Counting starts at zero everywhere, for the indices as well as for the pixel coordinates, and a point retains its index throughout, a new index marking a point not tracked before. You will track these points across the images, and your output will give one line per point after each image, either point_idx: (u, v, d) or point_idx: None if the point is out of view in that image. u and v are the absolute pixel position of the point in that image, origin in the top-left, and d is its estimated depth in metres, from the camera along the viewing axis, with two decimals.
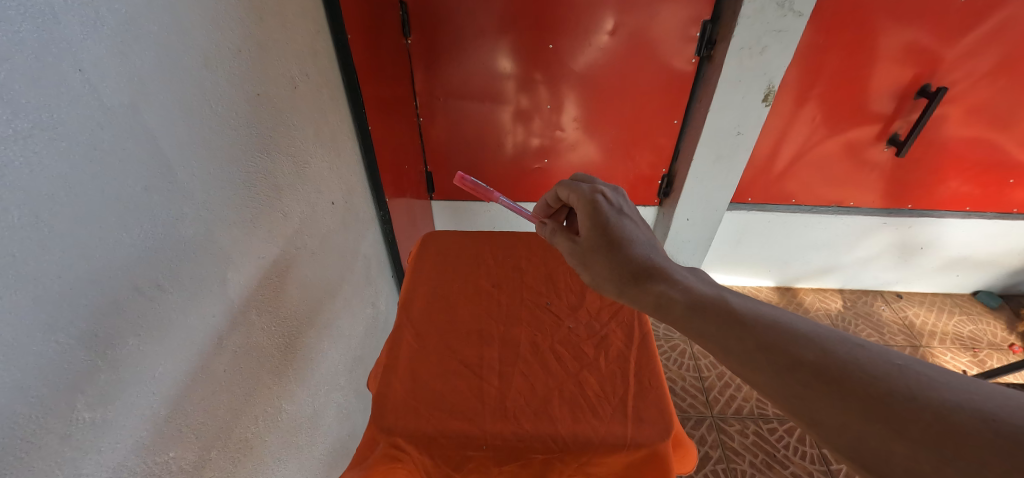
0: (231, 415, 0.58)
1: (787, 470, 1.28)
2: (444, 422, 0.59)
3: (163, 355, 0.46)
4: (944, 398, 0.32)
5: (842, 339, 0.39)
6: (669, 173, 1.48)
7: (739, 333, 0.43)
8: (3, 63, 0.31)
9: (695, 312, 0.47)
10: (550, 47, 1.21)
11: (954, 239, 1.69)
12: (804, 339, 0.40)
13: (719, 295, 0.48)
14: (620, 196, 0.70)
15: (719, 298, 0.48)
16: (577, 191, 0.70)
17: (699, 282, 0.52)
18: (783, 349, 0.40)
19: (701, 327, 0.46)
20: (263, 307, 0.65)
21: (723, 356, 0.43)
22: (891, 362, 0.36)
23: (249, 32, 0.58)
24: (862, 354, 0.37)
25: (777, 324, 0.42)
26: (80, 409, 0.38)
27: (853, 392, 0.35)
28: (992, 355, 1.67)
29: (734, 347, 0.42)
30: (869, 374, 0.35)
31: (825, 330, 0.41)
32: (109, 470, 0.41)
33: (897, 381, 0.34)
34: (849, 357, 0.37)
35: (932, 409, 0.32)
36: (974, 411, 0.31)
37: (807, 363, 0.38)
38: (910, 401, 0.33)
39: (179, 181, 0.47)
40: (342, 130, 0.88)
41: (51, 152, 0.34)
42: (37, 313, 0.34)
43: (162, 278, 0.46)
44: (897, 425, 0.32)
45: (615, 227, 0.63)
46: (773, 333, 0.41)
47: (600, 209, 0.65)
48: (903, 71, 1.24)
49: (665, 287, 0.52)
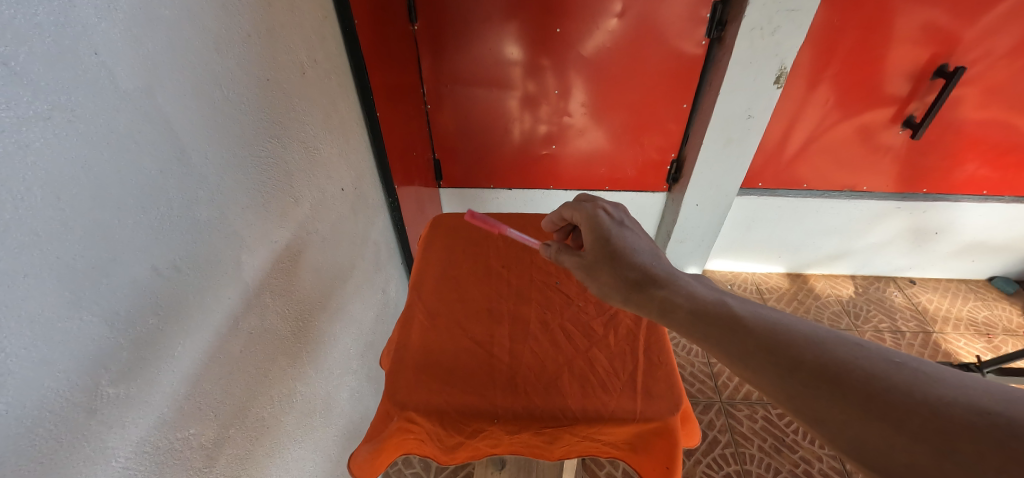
0: (246, 395, 0.60)
1: (796, 454, 1.29)
2: (456, 396, 0.59)
3: (182, 335, 0.48)
4: (942, 393, 0.32)
5: (839, 338, 0.38)
6: (679, 158, 1.47)
7: (740, 336, 0.42)
8: (20, 46, 0.31)
9: (696, 318, 0.46)
10: (557, 31, 1.20)
11: (971, 223, 1.66)
12: (800, 338, 0.39)
13: (720, 300, 0.47)
14: (621, 209, 0.69)
15: (721, 302, 0.47)
16: (579, 207, 0.70)
17: (702, 287, 0.51)
18: (784, 350, 0.39)
19: (701, 333, 0.45)
20: (277, 290, 0.66)
21: (727, 359, 0.43)
22: (889, 358, 0.35)
23: (258, 17, 0.58)
24: (861, 352, 0.37)
25: (776, 326, 0.41)
26: (104, 384, 0.39)
27: (852, 389, 0.35)
28: (1007, 340, 1.65)
29: (735, 350, 0.42)
30: (867, 372, 0.35)
31: (823, 330, 0.40)
32: (133, 445, 0.43)
33: (894, 375, 0.34)
34: (847, 356, 0.36)
35: (931, 405, 0.31)
36: (970, 405, 0.31)
37: (807, 363, 0.37)
38: (906, 395, 0.32)
39: (194, 165, 0.48)
40: (350, 116, 0.88)
41: (71, 134, 0.35)
42: (61, 291, 0.35)
43: (179, 260, 0.47)
44: (895, 421, 0.32)
45: (617, 238, 0.62)
46: (772, 334, 0.41)
47: (602, 224, 0.65)
48: (920, 51, 1.21)
49: (668, 292, 0.51)
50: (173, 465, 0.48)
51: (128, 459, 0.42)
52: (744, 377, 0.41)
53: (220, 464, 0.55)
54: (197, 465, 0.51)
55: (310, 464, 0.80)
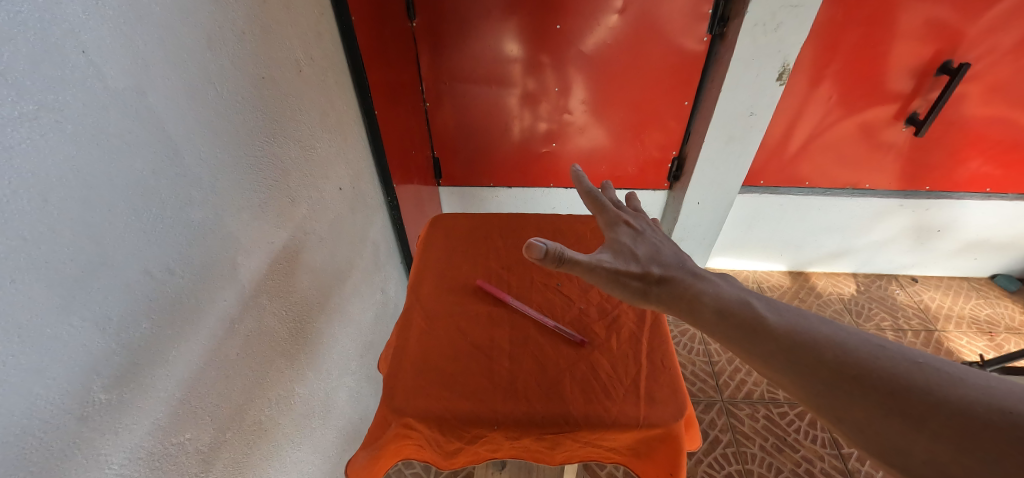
0: (244, 398, 0.59)
1: (798, 453, 1.28)
2: (455, 402, 0.59)
3: (177, 338, 0.47)
4: (962, 392, 0.34)
5: (862, 340, 0.41)
6: (680, 155, 1.45)
7: (764, 336, 0.44)
8: (5, 44, 0.30)
9: (721, 317, 0.48)
10: (557, 27, 1.18)
11: (973, 221, 1.65)
12: (825, 339, 0.41)
13: (743, 300, 0.48)
14: (640, 217, 0.70)
15: (745, 302, 0.48)
16: (599, 209, 0.70)
17: (727, 287, 0.52)
18: (808, 349, 0.41)
19: (726, 331, 0.47)
20: (274, 292, 0.65)
21: (751, 358, 0.45)
22: (912, 359, 0.37)
23: (253, 14, 0.57)
24: (882, 353, 0.39)
25: (801, 326, 0.44)
26: (96, 390, 0.39)
27: (875, 389, 0.37)
28: (1010, 338, 1.64)
29: (759, 350, 0.44)
30: (889, 372, 0.37)
31: (846, 332, 0.42)
32: (127, 451, 0.42)
33: (915, 376, 0.36)
34: (870, 357, 0.39)
35: (950, 404, 0.33)
36: (992, 403, 0.32)
37: (830, 363, 0.40)
38: (927, 395, 0.34)
39: (188, 166, 0.47)
40: (348, 115, 0.87)
41: (58, 135, 0.34)
42: (50, 296, 0.35)
43: (173, 263, 0.46)
44: (916, 420, 0.34)
45: (641, 242, 0.62)
46: (796, 333, 0.43)
47: (623, 223, 0.67)
48: (924, 47, 1.20)
49: (695, 291, 0.52)
50: (169, 471, 0.47)
51: (122, 465, 0.42)
52: (769, 376, 0.43)
53: (217, 468, 0.55)
54: (193, 470, 0.50)
55: (309, 466, 0.79)
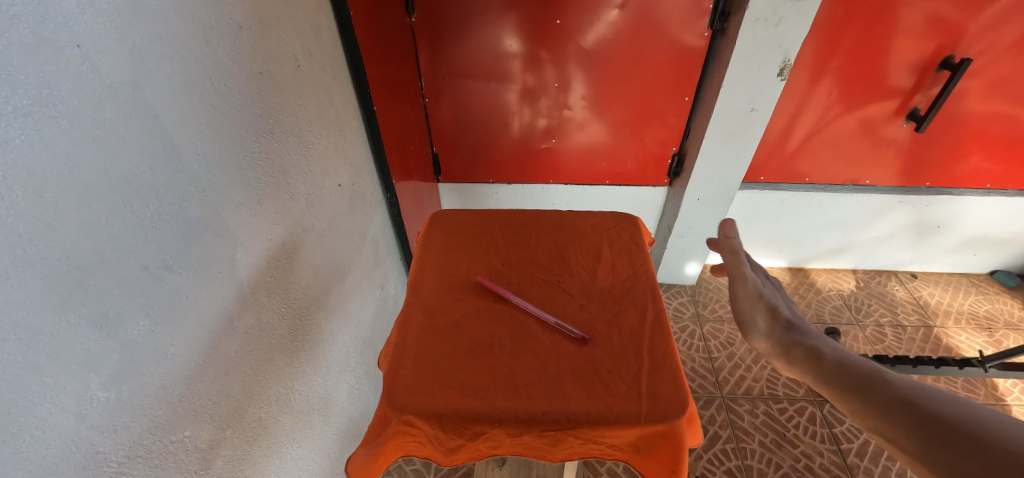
0: (243, 396, 0.59)
1: (798, 449, 1.29)
2: (456, 399, 0.59)
3: (175, 336, 0.47)
4: None
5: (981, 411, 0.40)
6: (680, 151, 1.45)
7: (881, 391, 0.46)
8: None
9: (843, 368, 0.50)
10: (557, 22, 1.17)
11: (973, 217, 1.65)
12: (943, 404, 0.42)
13: (864, 361, 0.50)
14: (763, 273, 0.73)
15: (868, 363, 0.50)
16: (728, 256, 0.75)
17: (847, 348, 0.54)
18: (925, 410, 0.42)
19: (844, 382, 0.49)
20: (273, 289, 0.65)
21: (865, 410, 0.46)
22: None
23: (250, 8, 0.56)
24: (1006, 424, 0.38)
25: (918, 388, 0.45)
26: (94, 388, 0.38)
27: (992, 450, 0.36)
28: (1009, 334, 1.64)
29: (875, 402, 0.45)
30: (1007, 438, 0.37)
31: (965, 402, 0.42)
32: (125, 449, 0.42)
33: None
34: (991, 424, 0.38)
35: None
36: None
37: (946, 423, 0.40)
38: None
39: (185, 162, 0.47)
40: (346, 110, 0.87)
41: (53, 130, 0.33)
42: (47, 293, 0.34)
43: (171, 259, 0.46)
44: None
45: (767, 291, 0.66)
46: (912, 394, 0.44)
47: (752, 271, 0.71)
48: (926, 42, 1.19)
49: (817, 344, 0.55)
50: (168, 468, 0.47)
51: (120, 463, 0.41)
52: (881, 430, 0.44)
53: (217, 466, 0.55)
54: (192, 468, 0.50)
55: (309, 464, 0.79)
